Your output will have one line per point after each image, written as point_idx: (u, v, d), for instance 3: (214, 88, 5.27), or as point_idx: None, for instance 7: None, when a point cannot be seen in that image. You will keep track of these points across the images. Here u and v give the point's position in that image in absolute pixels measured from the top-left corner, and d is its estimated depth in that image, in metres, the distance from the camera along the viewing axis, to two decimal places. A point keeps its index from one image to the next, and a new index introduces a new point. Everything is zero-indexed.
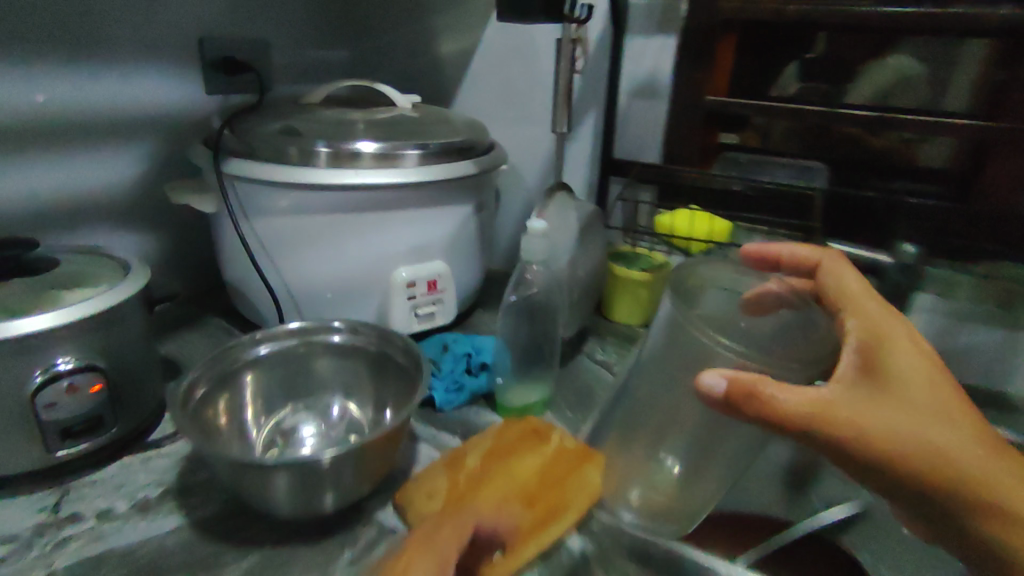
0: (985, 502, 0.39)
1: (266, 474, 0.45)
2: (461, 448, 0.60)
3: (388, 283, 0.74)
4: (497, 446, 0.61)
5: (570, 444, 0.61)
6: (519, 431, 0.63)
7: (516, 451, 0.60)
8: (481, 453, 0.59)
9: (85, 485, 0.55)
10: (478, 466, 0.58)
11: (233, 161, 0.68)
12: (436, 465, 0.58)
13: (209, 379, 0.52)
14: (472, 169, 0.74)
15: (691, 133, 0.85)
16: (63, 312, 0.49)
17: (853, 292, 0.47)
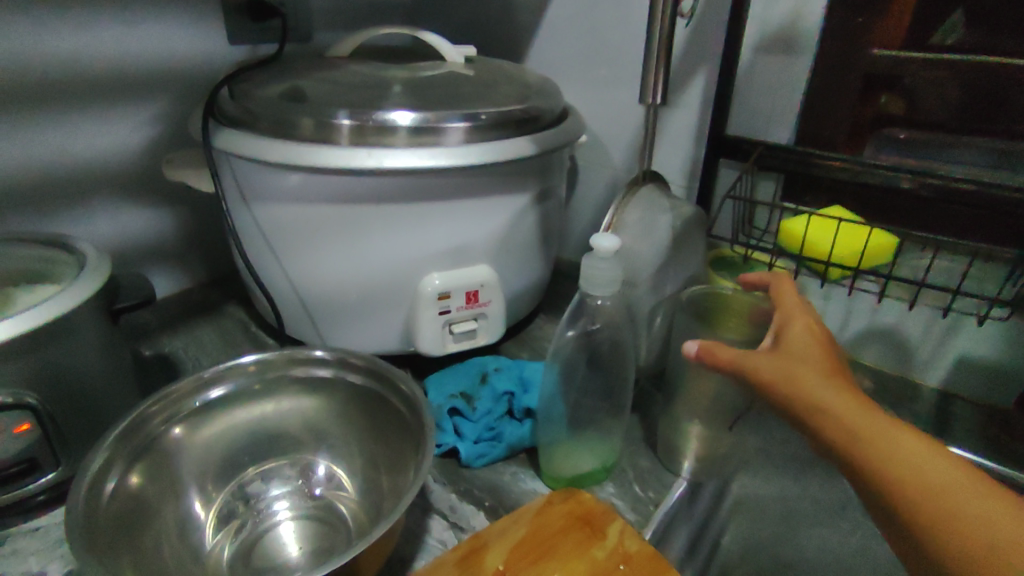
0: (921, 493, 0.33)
1: None
2: (483, 534, 0.44)
3: (417, 292, 0.59)
4: (531, 538, 0.44)
5: (633, 547, 0.44)
6: (563, 515, 0.46)
7: (557, 552, 0.43)
8: (508, 548, 0.43)
9: (25, 535, 0.46)
10: (501, 570, 0.42)
11: (231, 134, 0.55)
12: (446, 560, 0.42)
13: (127, 449, 0.40)
14: (532, 149, 0.56)
15: (844, 103, 0.62)
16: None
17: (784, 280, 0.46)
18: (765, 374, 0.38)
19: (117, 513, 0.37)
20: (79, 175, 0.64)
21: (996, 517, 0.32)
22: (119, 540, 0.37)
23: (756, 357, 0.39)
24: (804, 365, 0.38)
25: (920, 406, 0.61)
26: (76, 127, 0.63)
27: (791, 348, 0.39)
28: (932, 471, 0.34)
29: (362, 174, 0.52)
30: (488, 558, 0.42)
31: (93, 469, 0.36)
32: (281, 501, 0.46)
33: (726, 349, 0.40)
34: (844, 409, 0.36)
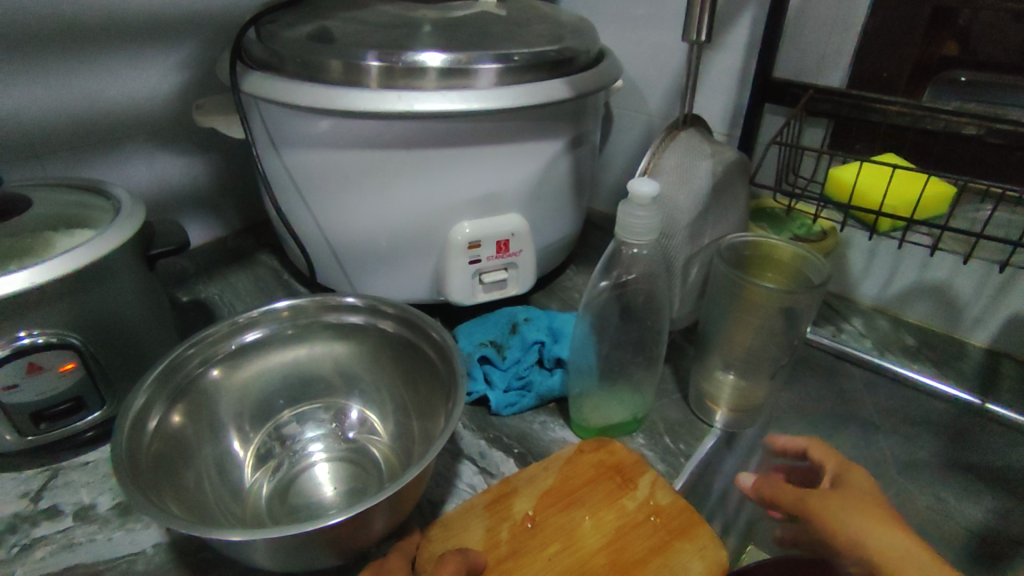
0: None
1: (242, 544, 0.33)
2: (513, 480, 0.45)
3: (447, 240, 0.58)
4: (560, 485, 0.45)
5: (665, 499, 0.43)
6: (593, 465, 0.46)
7: (586, 501, 0.43)
8: (537, 495, 0.44)
9: (76, 468, 0.47)
10: (530, 516, 0.42)
11: (259, 76, 0.54)
12: (476, 504, 0.44)
13: (166, 390, 0.41)
14: (566, 91, 0.54)
15: (905, 42, 0.58)
16: (39, 268, 0.40)
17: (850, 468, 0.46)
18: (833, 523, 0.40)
19: (159, 453, 0.38)
20: (110, 122, 0.65)
21: None
22: (162, 476, 0.38)
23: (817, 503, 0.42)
24: (860, 520, 0.39)
25: (965, 364, 0.59)
26: (107, 73, 0.63)
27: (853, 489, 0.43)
28: None
29: (391, 118, 0.51)
30: (517, 504, 0.43)
31: (134, 410, 0.37)
32: (317, 443, 0.47)
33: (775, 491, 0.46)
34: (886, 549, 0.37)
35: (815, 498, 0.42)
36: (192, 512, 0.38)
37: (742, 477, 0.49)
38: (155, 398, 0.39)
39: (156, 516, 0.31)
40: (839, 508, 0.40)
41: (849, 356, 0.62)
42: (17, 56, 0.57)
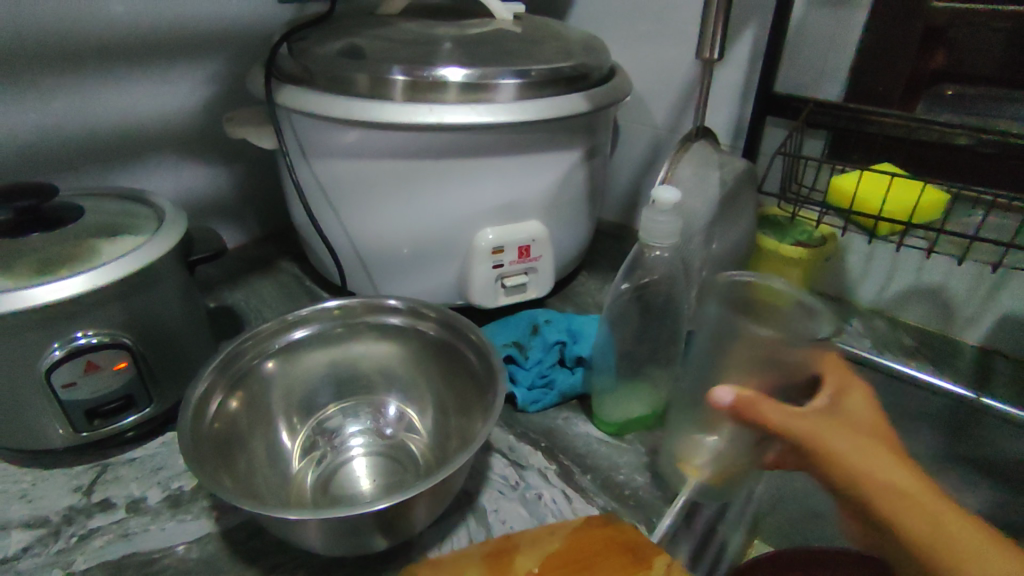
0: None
1: (298, 523, 0.36)
2: (515, 538, 0.41)
3: (471, 246, 0.61)
4: (568, 550, 0.40)
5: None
6: (603, 539, 0.41)
7: (593, 571, 0.38)
8: (542, 555, 0.40)
9: (123, 464, 0.49)
10: (534, 574, 0.38)
11: (293, 89, 0.57)
12: (472, 554, 0.40)
13: (228, 376, 0.44)
14: (583, 104, 0.57)
15: (898, 59, 0.62)
16: (91, 274, 0.42)
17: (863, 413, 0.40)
18: (827, 442, 0.37)
19: (216, 435, 0.41)
20: (139, 133, 0.67)
21: None
22: (220, 459, 0.40)
23: (817, 421, 0.37)
24: (871, 447, 0.37)
25: (961, 361, 0.63)
26: (138, 86, 0.65)
27: (855, 413, 0.39)
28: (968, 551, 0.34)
29: (419, 130, 0.54)
30: (520, 559, 0.39)
31: (196, 399, 0.40)
32: (357, 438, 0.49)
33: (770, 402, 0.38)
34: (910, 490, 0.35)
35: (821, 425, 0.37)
36: (243, 491, 0.41)
37: (719, 391, 0.38)
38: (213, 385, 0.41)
39: (213, 484, 0.35)
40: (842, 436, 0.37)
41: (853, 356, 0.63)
42: (55, 70, 0.59)
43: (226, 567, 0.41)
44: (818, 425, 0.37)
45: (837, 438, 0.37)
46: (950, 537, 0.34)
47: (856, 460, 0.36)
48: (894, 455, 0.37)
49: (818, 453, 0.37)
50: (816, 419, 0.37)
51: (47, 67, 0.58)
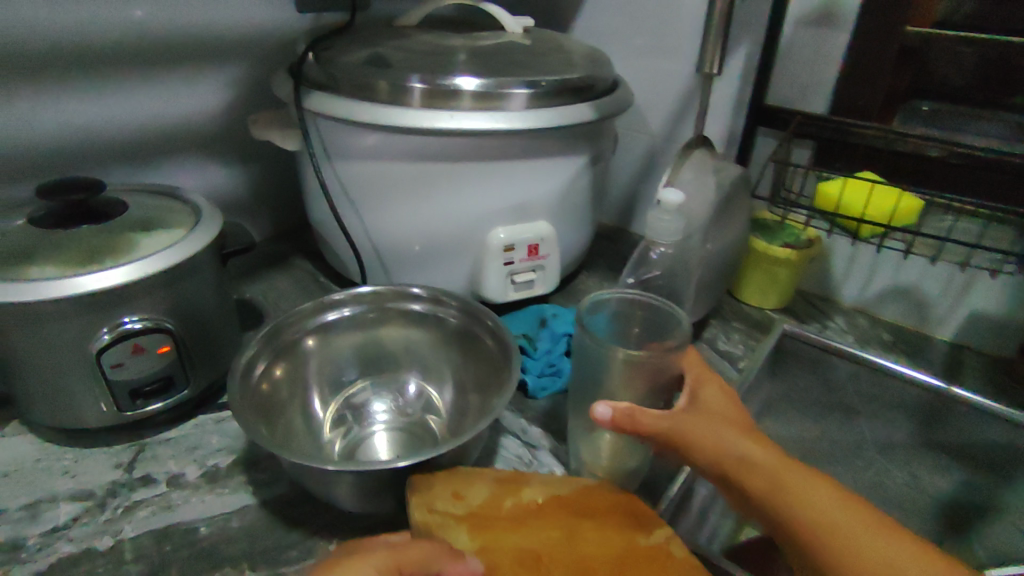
0: (814, 525, 0.36)
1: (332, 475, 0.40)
2: (532, 475, 0.45)
3: (484, 245, 0.65)
4: (575, 497, 0.42)
5: (681, 555, 0.39)
6: (611, 498, 0.43)
7: (593, 519, 0.41)
8: (553, 493, 0.43)
9: (161, 443, 0.53)
10: (538, 503, 0.42)
11: (318, 95, 0.60)
12: (489, 474, 0.44)
13: (275, 349, 0.49)
14: (590, 113, 0.62)
15: (876, 77, 0.67)
16: (136, 266, 0.45)
17: (714, 395, 0.44)
18: (691, 432, 0.41)
19: (260, 395, 0.45)
20: (166, 133, 0.70)
21: (857, 532, 0.35)
22: (264, 422, 0.45)
23: (678, 416, 0.41)
24: (722, 425, 0.41)
25: (933, 355, 0.69)
26: (166, 89, 0.68)
27: (709, 399, 0.44)
28: (813, 499, 0.37)
29: (437, 134, 0.58)
30: (529, 489, 0.43)
31: (242, 367, 0.44)
32: (382, 414, 0.53)
33: (642, 409, 0.41)
34: (760, 457, 0.39)
35: (682, 419, 0.41)
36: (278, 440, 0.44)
37: (596, 408, 0.42)
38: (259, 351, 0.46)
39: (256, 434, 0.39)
40: (701, 425, 0.41)
41: (839, 351, 0.68)
42: (92, 73, 0.62)
43: (266, 533, 0.45)
44: (681, 419, 0.41)
45: (697, 425, 0.41)
46: (792, 492, 0.37)
47: (714, 442, 0.40)
48: (747, 434, 0.41)
49: (683, 444, 0.41)
50: (678, 415, 0.41)
51: (85, 70, 0.62)
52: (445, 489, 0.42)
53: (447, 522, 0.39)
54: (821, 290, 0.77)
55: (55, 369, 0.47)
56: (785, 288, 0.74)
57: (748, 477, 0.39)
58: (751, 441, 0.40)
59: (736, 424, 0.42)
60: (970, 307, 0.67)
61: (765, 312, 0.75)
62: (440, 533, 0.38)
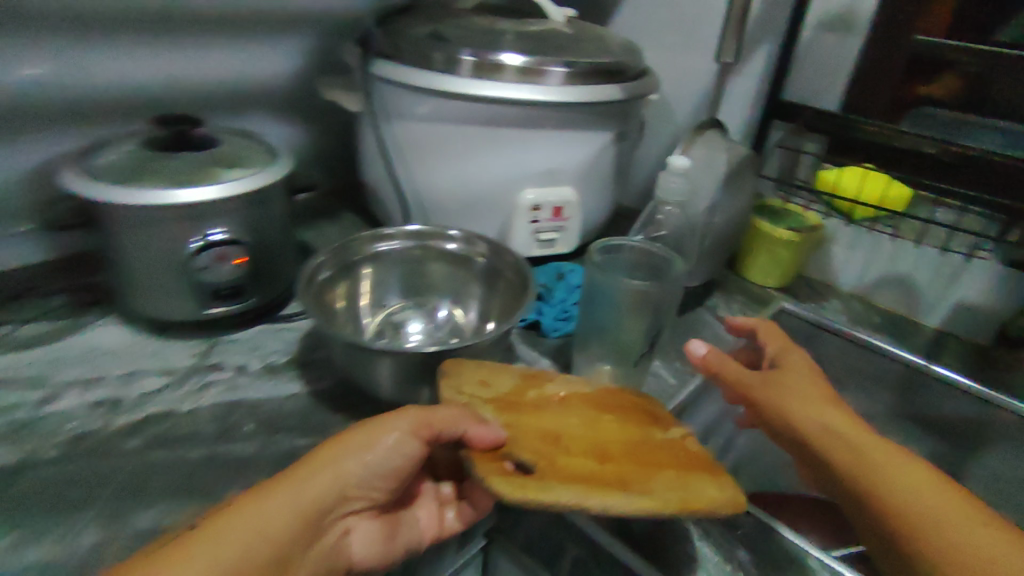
0: (879, 479, 0.42)
1: (375, 357, 0.49)
2: (551, 374, 0.53)
3: (515, 204, 0.73)
4: (595, 396, 0.51)
5: (693, 447, 0.46)
6: (628, 400, 0.51)
7: (610, 413, 0.49)
8: (574, 391, 0.51)
9: (228, 342, 0.62)
10: (560, 396, 0.50)
11: (383, 62, 0.70)
12: (514, 371, 0.52)
13: (336, 265, 0.59)
14: (618, 94, 0.70)
15: (884, 80, 0.74)
16: (226, 187, 0.54)
17: (802, 369, 0.53)
18: (771, 390, 0.50)
19: (324, 296, 0.57)
20: (243, 90, 0.80)
21: (921, 490, 0.40)
22: (323, 314, 0.55)
23: (760, 378, 0.52)
24: (803, 391, 0.50)
25: (918, 338, 0.75)
26: (246, 50, 0.77)
27: (796, 370, 0.53)
28: (883, 462, 0.43)
29: (484, 102, 0.67)
30: (552, 386, 0.51)
31: (307, 273, 0.54)
32: (416, 330, 0.61)
33: (731, 364, 0.53)
34: (839, 423, 0.46)
35: (761, 379, 0.51)
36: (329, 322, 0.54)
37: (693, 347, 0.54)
38: (323, 262, 0.56)
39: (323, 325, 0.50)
40: (782, 384, 0.50)
41: (829, 328, 0.75)
42: (186, 31, 0.72)
43: (314, 413, 0.54)
44: (763, 380, 0.51)
45: (777, 385, 0.50)
46: (861, 450, 0.44)
47: (790, 398, 0.49)
48: (830, 404, 0.48)
49: (759, 397, 0.51)
50: (760, 377, 0.52)
51: (184, 29, 0.72)
52: (473, 379, 0.50)
53: (473, 401, 0.47)
54: (822, 275, 0.84)
55: (151, 266, 0.57)
56: (787, 269, 0.80)
57: (821, 434, 0.46)
58: (831, 409, 0.48)
59: (819, 390, 0.50)
60: (956, 295, 0.73)
61: (766, 290, 0.82)
62: (469, 405, 0.46)
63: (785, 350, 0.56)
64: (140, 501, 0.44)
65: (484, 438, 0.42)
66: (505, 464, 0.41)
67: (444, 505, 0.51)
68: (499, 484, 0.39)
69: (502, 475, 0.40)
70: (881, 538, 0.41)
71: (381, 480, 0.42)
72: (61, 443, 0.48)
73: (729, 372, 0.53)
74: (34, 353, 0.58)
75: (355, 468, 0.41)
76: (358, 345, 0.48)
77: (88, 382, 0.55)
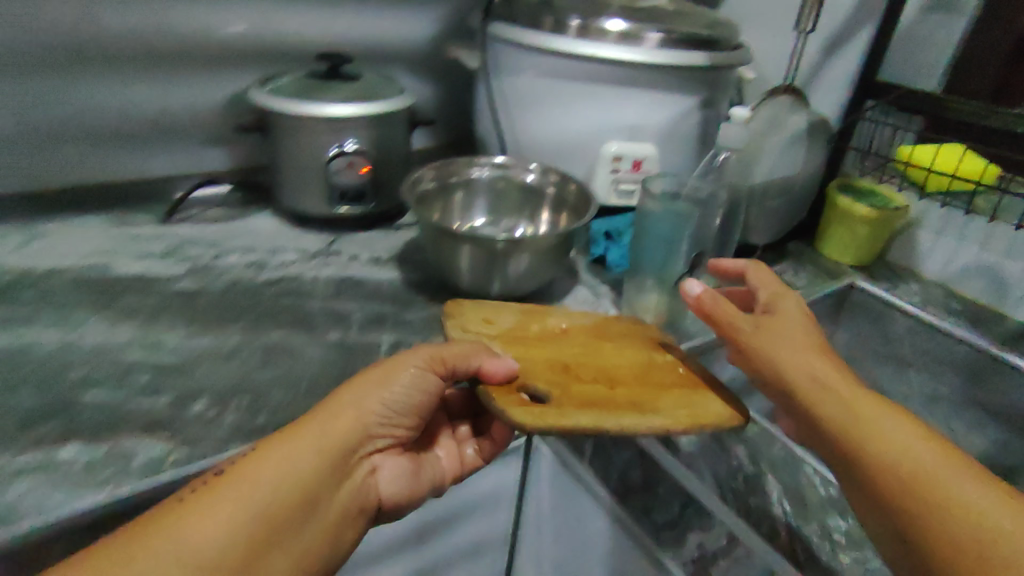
0: (866, 437, 0.40)
1: (457, 247, 0.61)
2: (553, 309, 0.61)
3: (599, 154, 0.82)
4: (595, 328, 0.59)
5: (692, 367, 0.54)
6: (637, 332, 0.59)
7: (613, 341, 0.56)
8: (575, 324, 0.59)
9: (349, 238, 0.77)
10: (561, 329, 0.57)
11: (503, 24, 0.81)
12: (516, 308, 0.60)
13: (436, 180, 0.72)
14: (706, 61, 0.76)
15: (991, 60, 0.74)
16: (362, 105, 0.68)
17: (792, 311, 0.51)
18: (764, 343, 0.47)
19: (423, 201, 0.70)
20: (389, 48, 0.93)
21: (905, 443, 0.39)
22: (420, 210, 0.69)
23: (757, 334, 0.48)
24: (798, 347, 0.46)
25: (997, 328, 0.74)
26: (395, 14, 0.91)
27: (786, 310, 0.51)
28: (873, 417, 0.41)
29: (582, 60, 0.76)
30: (552, 320, 0.59)
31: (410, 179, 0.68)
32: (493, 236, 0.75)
33: (725, 306, 0.50)
34: (826, 374, 0.44)
35: (755, 334, 0.48)
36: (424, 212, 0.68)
37: (688, 285, 0.53)
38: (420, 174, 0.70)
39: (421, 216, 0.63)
40: (773, 333, 0.48)
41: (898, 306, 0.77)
42: None
43: (406, 293, 0.67)
44: (761, 338, 0.48)
45: (773, 341, 0.47)
46: (848, 404, 0.42)
47: (783, 355, 0.46)
48: (817, 350, 0.47)
49: (757, 354, 0.47)
50: (755, 333, 0.48)
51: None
52: (477, 317, 0.58)
53: (483, 337, 0.54)
54: (905, 260, 0.84)
55: (300, 167, 0.73)
56: (865, 247, 0.81)
57: (807, 385, 0.44)
58: (820, 358, 0.46)
59: (809, 338, 0.48)
60: None
61: (839, 265, 0.83)
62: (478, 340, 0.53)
63: (780, 290, 0.54)
64: (274, 327, 0.60)
65: (497, 372, 0.47)
66: (519, 394, 0.46)
67: (461, 443, 0.58)
68: (516, 410, 0.43)
69: (521, 403, 0.44)
70: (861, 492, 0.39)
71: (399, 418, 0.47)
72: (225, 283, 0.65)
73: (724, 315, 0.50)
74: (213, 227, 0.76)
75: (372, 408, 0.45)
76: (446, 232, 0.61)
77: (247, 250, 0.72)
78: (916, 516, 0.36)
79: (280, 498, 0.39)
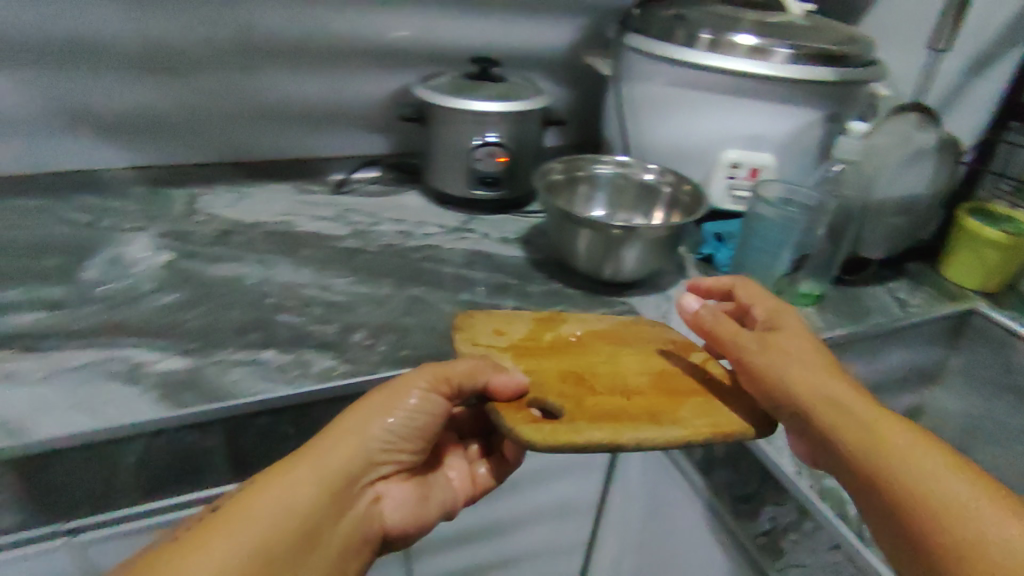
0: (878, 460, 0.41)
1: (577, 232, 0.69)
2: (566, 316, 0.62)
3: (717, 160, 0.86)
4: (608, 333, 0.61)
5: (713, 369, 0.56)
6: (657, 338, 0.61)
7: (631, 345, 0.59)
8: (593, 330, 0.61)
9: (482, 219, 0.89)
10: (577, 336, 0.59)
11: (637, 36, 0.88)
12: (526, 318, 0.61)
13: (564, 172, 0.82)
14: (834, 75, 0.78)
15: None
16: (508, 103, 0.79)
17: (791, 324, 0.53)
18: (770, 364, 0.49)
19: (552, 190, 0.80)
20: (530, 54, 1.03)
21: (918, 462, 0.40)
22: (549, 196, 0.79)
23: (760, 354, 0.50)
24: (802, 365, 0.48)
25: None
26: (538, 23, 1.01)
27: (787, 326, 0.53)
28: (887, 435, 0.42)
29: (708, 71, 0.81)
30: (566, 327, 0.60)
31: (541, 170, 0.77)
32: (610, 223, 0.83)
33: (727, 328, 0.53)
34: (834, 391, 0.46)
35: (759, 352, 0.50)
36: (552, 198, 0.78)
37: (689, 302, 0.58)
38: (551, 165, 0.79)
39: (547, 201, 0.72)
40: (775, 353, 0.50)
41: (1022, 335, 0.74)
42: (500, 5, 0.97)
43: (528, 269, 0.77)
44: (767, 360, 0.50)
45: (778, 359, 0.49)
46: (854, 424, 0.44)
47: (787, 373, 0.48)
48: (821, 365, 0.49)
49: (764, 374, 0.49)
50: (761, 354, 0.50)
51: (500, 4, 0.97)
52: (488, 329, 0.59)
53: (490, 351, 0.55)
54: None
55: (447, 154, 0.85)
56: (994, 273, 0.79)
57: (815, 406, 0.46)
58: (823, 374, 0.48)
59: (813, 352, 0.50)
60: None
61: (961, 288, 0.82)
62: (488, 356, 0.54)
63: (781, 304, 0.57)
64: (417, 284, 0.72)
65: (507, 388, 0.49)
66: (529, 412, 0.48)
67: (472, 463, 0.62)
68: (523, 425, 0.46)
69: (532, 420, 0.47)
70: (880, 512, 0.41)
71: (402, 441, 0.49)
72: (381, 246, 0.78)
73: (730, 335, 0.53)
74: (372, 200, 0.90)
75: (375, 432, 0.48)
76: (569, 218, 0.69)
77: (398, 221, 0.85)
78: (949, 540, 0.37)
79: (282, 527, 0.41)
